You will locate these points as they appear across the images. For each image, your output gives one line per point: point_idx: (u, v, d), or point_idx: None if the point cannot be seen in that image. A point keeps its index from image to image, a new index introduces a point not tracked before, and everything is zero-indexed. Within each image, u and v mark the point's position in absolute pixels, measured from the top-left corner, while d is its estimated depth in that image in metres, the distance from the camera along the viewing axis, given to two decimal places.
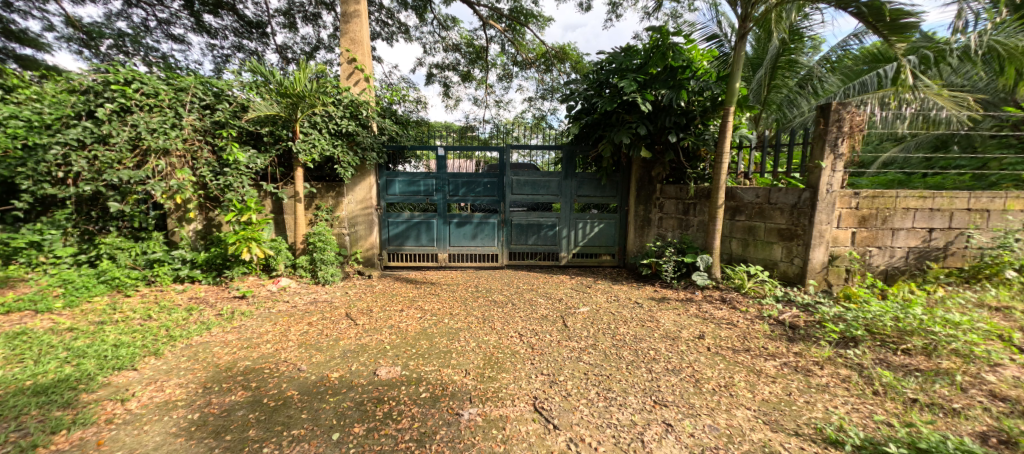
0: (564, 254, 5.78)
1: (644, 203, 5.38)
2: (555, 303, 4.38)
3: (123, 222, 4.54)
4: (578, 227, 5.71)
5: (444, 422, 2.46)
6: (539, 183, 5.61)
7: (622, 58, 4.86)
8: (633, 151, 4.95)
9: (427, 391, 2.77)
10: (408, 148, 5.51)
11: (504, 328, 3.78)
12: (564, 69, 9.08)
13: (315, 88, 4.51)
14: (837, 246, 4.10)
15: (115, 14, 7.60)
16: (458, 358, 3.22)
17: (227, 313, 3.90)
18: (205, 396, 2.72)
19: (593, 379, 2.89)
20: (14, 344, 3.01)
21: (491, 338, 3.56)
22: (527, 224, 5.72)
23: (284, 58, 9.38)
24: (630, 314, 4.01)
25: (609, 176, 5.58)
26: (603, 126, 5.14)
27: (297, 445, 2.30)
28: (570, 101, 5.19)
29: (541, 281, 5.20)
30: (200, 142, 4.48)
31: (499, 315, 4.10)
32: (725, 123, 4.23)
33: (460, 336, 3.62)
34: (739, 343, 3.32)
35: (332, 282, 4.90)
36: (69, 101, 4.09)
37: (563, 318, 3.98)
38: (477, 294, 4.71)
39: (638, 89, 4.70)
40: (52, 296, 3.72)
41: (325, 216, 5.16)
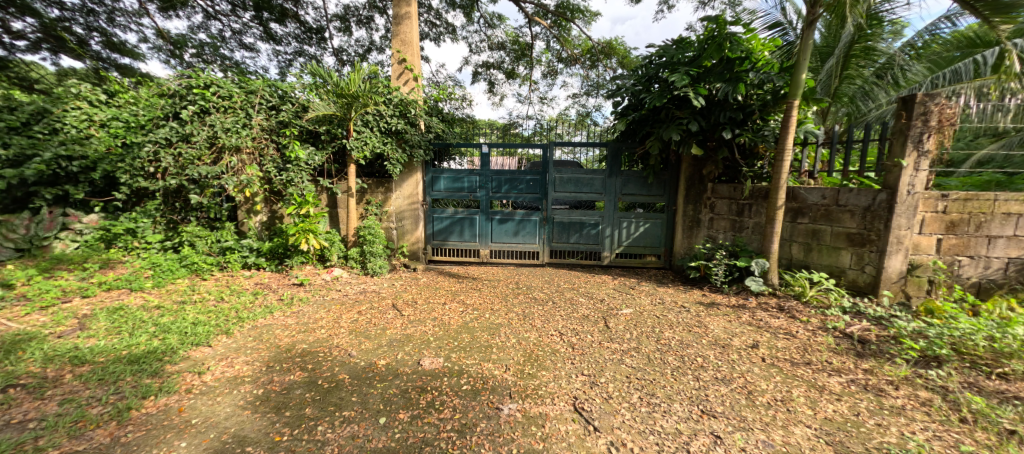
0: (607, 253, 5.72)
1: (694, 203, 5.20)
2: (596, 303, 4.36)
3: (201, 213, 5.01)
4: (623, 227, 5.63)
5: (484, 415, 2.55)
6: (584, 181, 5.59)
7: (673, 51, 4.73)
8: (683, 148, 4.80)
9: (468, 384, 2.87)
10: (453, 146, 5.63)
11: (544, 326, 3.82)
12: (610, 65, 8.93)
13: (367, 89, 4.77)
14: (918, 254, 3.80)
15: (197, 26, 8.34)
16: (498, 353, 3.31)
17: (287, 298, 4.23)
18: (268, 374, 2.98)
19: (635, 382, 2.87)
20: (113, 317, 3.44)
21: (532, 335, 3.62)
22: (569, 222, 5.70)
23: (340, 61, 9.93)
24: (676, 318, 3.91)
25: (657, 175, 5.45)
26: (650, 122, 5.03)
27: (348, 426, 2.46)
28: (617, 96, 5.10)
29: (583, 280, 5.19)
30: (266, 140, 4.86)
31: (540, 312, 4.14)
32: (787, 118, 4.03)
33: (500, 331, 3.71)
34: (797, 355, 3.16)
35: (380, 274, 5.16)
36: (159, 103, 4.60)
37: (605, 319, 3.96)
38: (518, 291, 4.77)
39: (691, 83, 4.54)
40: (143, 277, 4.19)
41: (374, 210, 5.46)
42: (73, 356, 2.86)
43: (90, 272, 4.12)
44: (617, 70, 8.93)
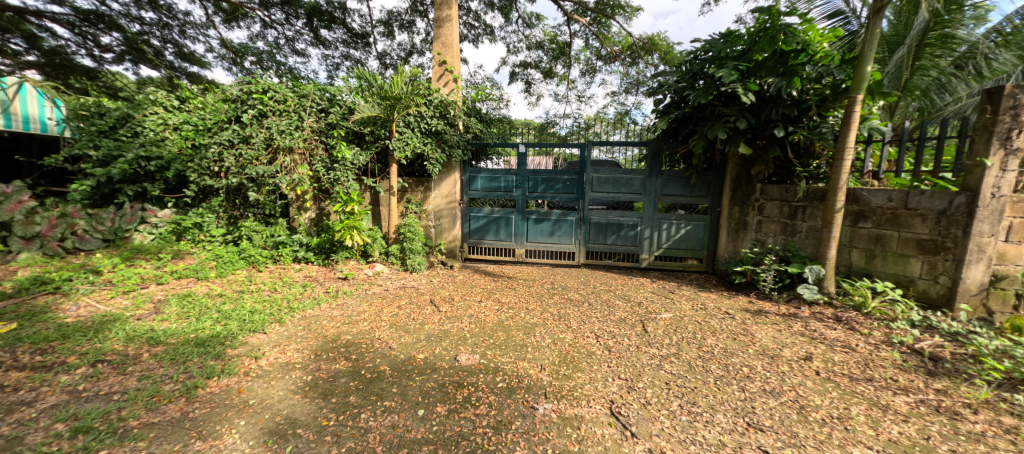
0: (645, 255, 5.63)
1: (741, 205, 5.03)
2: (634, 307, 4.30)
3: (258, 210, 5.41)
4: (662, 228, 5.52)
5: (519, 413, 2.60)
6: (623, 181, 5.53)
7: (721, 45, 4.58)
8: (730, 146, 4.64)
9: (504, 382, 2.93)
10: (491, 145, 5.72)
11: (580, 327, 3.82)
12: (651, 61, 8.74)
13: (409, 90, 4.93)
14: (1004, 265, 3.49)
15: (256, 35, 8.93)
16: (534, 353, 3.34)
17: (332, 291, 4.46)
18: (316, 362, 3.16)
19: (676, 390, 2.82)
20: (183, 303, 3.78)
21: (567, 336, 3.63)
22: (606, 223, 5.66)
23: (383, 64, 10.31)
24: (720, 325, 3.80)
25: (700, 175, 5.31)
26: (695, 120, 4.91)
27: (388, 416, 2.57)
28: (659, 94, 4.99)
29: (620, 282, 5.14)
30: (316, 141, 5.13)
31: (575, 313, 4.14)
32: (848, 115, 3.83)
33: (536, 331, 3.74)
34: (857, 371, 3.00)
35: (418, 270, 5.33)
36: (223, 108, 5.03)
37: (643, 323, 3.91)
38: (553, 291, 4.79)
39: (739, 79, 4.38)
40: (208, 267, 4.56)
41: (414, 209, 5.60)
42: (150, 337, 3.17)
43: (163, 262, 4.58)
44: (660, 66, 8.72)
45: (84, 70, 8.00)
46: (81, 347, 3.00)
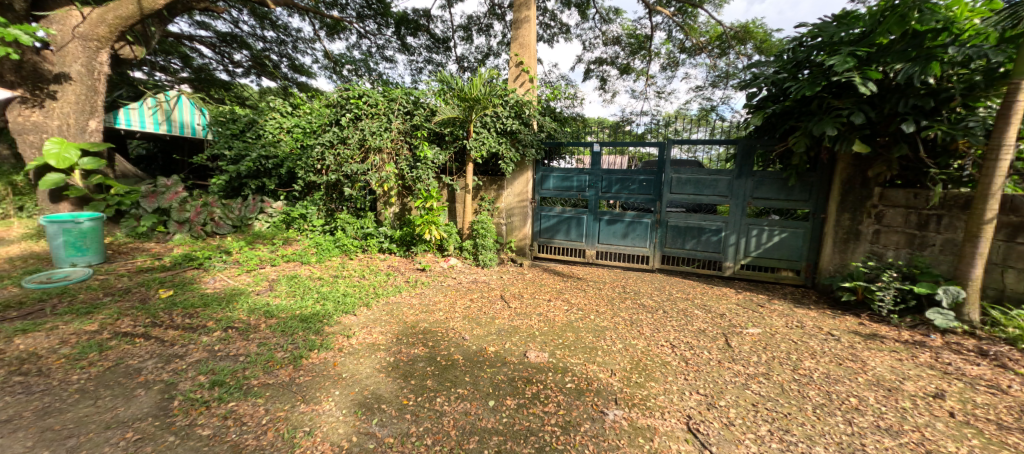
0: (729, 264, 5.30)
1: (852, 211, 4.47)
2: (715, 318, 4.10)
3: (350, 204, 5.99)
4: (751, 235, 5.17)
5: (589, 416, 2.62)
6: (705, 182, 5.24)
7: (833, 28, 4.13)
8: (841, 144, 4.14)
9: (573, 383, 2.97)
10: (565, 145, 5.71)
11: (653, 335, 3.73)
12: (743, 51, 8.14)
13: (487, 92, 5.13)
14: None
15: (353, 45, 9.82)
16: (604, 356, 3.34)
17: (412, 281, 4.81)
18: (397, 345, 3.45)
19: (764, 413, 2.65)
20: (290, 283, 4.33)
21: (639, 343, 3.57)
22: (685, 227, 5.42)
23: (461, 67, 10.79)
24: (821, 347, 3.48)
25: (800, 176, 4.84)
26: (796, 115, 4.46)
27: (462, 403, 2.74)
28: (753, 86, 4.66)
29: (700, 291, 4.90)
30: (401, 142, 5.54)
31: (649, 320, 4.04)
32: (1008, 106, 3.31)
33: (606, 334, 3.72)
34: (1008, 418, 2.58)
35: (490, 266, 5.54)
36: (326, 113, 5.66)
37: (726, 336, 3.71)
38: (625, 295, 4.70)
39: (856, 67, 3.92)
40: (310, 253, 5.17)
41: (487, 206, 5.84)
42: (265, 310, 3.70)
43: (275, 246, 5.30)
44: (752, 57, 8.09)
45: (221, 83, 9.44)
46: (216, 314, 3.59)
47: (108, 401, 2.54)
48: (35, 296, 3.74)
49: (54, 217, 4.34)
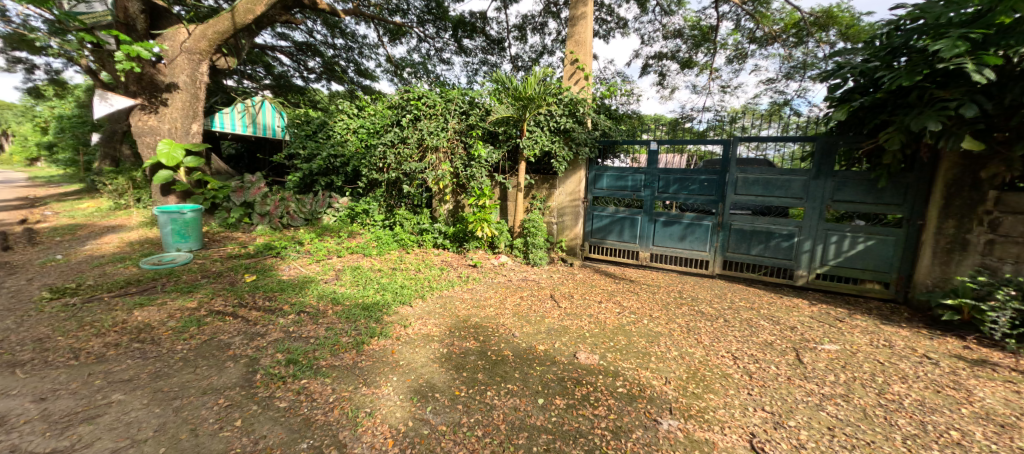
0: (802, 273, 4.96)
1: (959, 217, 3.96)
2: (783, 330, 3.86)
3: (408, 200, 6.28)
4: (829, 242, 4.79)
5: (641, 424, 2.59)
6: (776, 183, 4.93)
7: (939, 7, 3.68)
8: (945, 140, 3.72)
9: (624, 387, 2.95)
10: (620, 143, 5.58)
11: (712, 344, 3.58)
12: (823, 39, 7.50)
13: (541, 91, 5.18)
14: None
15: (414, 48, 10.25)
16: (657, 363, 3.27)
17: (464, 276, 4.97)
18: (451, 337, 3.60)
19: (841, 438, 2.47)
20: (354, 273, 4.64)
21: (697, 352, 3.44)
22: (751, 231, 5.13)
23: (516, 67, 10.90)
24: (915, 371, 3.16)
25: (892, 176, 4.41)
26: (890, 108, 4.06)
27: (511, 398, 2.80)
28: (837, 77, 4.32)
29: (767, 301, 4.62)
30: (457, 141, 5.71)
31: (708, 329, 3.88)
32: None
33: (660, 340, 3.64)
34: None
35: (540, 265, 5.57)
36: (388, 114, 5.98)
37: (797, 351, 3.48)
38: (682, 301, 4.54)
39: (968, 52, 3.48)
40: (371, 247, 5.50)
41: (539, 205, 5.88)
42: (333, 297, 4.01)
43: (341, 239, 5.69)
44: (834, 45, 7.44)
45: (297, 88, 10.26)
46: (291, 298, 3.95)
47: (204, 370, 2.89)
48: (148, 275, 4.34)
49: (165, 208, 5.00)
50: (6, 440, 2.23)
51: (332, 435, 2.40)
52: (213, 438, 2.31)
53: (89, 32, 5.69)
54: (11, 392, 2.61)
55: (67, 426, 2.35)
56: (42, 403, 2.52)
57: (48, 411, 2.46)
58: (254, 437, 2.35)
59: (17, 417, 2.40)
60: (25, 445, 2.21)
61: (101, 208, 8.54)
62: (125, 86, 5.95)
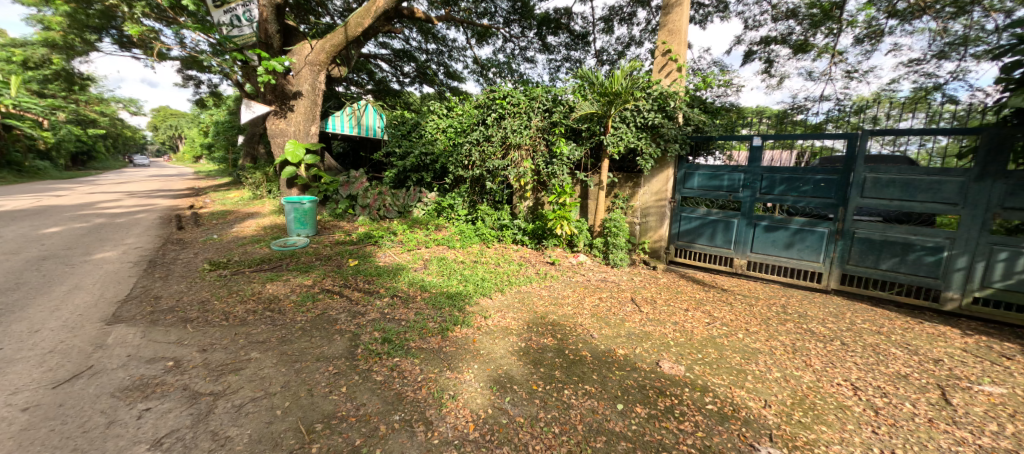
0: (954, 296, 4.18)
1: None
2: (921, 362, 3.29)
3: (490, 196, 6.47)
4: (994, 260, 3.96)
5: (736, 447, 2.37)
6: (919, 185, 4.18)
7: None
8: None
9: (714, 404, 2.73)
10: (717, 139, 5.14)
11: (824, 370, 3.15)
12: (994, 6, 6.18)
13: (629, 85, 4.97)
14: None
15: (499, 48, 10.48)
16: (756, 383, 2.97)
17: (542, 273, 4.96)
18: (529, 332, 3.62)
19: None
20: (440, 264, 4.88)
21: (806, 376, 3.06)
22: (883, 242, 4.41)
23: (600, 61, 10.63)
24: None
25: None
26: None
27: (589, 400, 2.74)
28: (1016, 53, 3.54)
29: (899, 325, 3.96)
30: (540, 138, 5.70)
31: (819, 351, 3.43)
32: None
33: (758, 357, 3.31)
34: None
35: (620, 266, 5.38)
36: (475, 113, 6.19)
37: (944, 390, 2.93)
38: (786, 317, 4.06)
39: None
40: (455, 240, 5.75)
41: (621, 204, 5.65)
42: (421, 285, 4.27)
43: (428, 231, 6.02)
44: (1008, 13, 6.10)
45: (393, 92, 11.07)
46: (386, 283, 4.28)
47: (317, 340, 3.25)
48: (276, 256, 5.00)
49: (290, 198, 5.70)
50: (181, 379, 2.73)
51: (420, 412, 2.54)
52: (325, 400, 2.59)
53: (239, 51, 6.70)
54: (184, 342, 3.18)
55: (221, 374, 2.80)
56: (204, 353, 3.03)
57: (208, 361, 2.96)
58: (356, 403, 2.58)
59: (187, 363, 2.92)
60: (193, 385, 2.68)
61: (242, 197, 10.08)
62: (263, 94, 6.92)
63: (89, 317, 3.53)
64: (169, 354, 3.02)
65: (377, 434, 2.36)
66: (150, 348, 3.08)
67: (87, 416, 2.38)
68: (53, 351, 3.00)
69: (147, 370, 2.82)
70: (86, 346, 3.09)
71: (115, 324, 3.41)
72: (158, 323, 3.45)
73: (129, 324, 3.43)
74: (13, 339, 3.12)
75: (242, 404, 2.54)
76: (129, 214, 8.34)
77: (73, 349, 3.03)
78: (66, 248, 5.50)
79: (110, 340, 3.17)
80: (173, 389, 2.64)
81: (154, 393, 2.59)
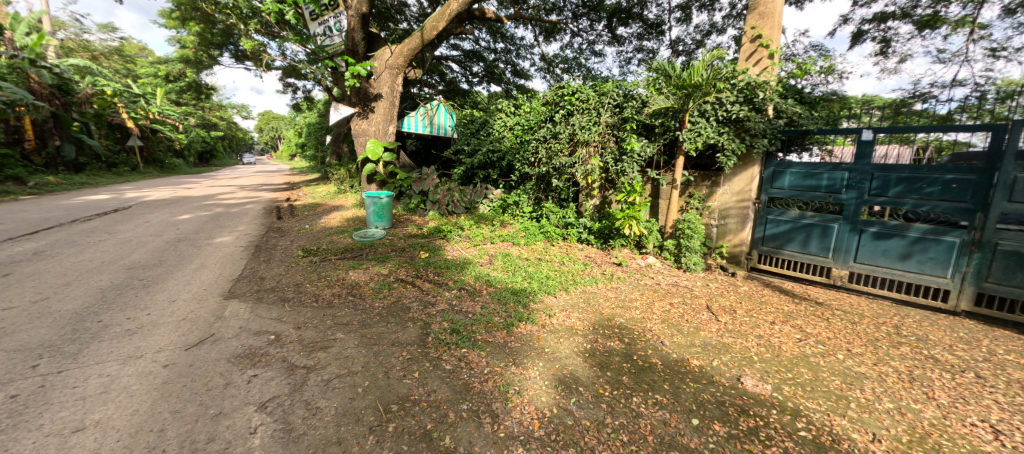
0: None
1: None
2: None
3: (555, 194, 6.38)
4: None
5: None
6: None
7: None
8: None
9: (808, 431, 2.42)
10: (814, 133, 4.54)
11: (952, 406, 2.66)
12: None
13: (711, 76, 4.60)
14: None
15: (567, 44, 10.29)
16: (862, 413, 2.59)
17: (608, 274, 4.76)
18: (595, 334, 3.47)
19: None
20: (505, 260, 4.88)
21: (928, 412, 2.60)
22: None
23: (675, 52, 10.03)
24: None
25: None
26: None
27: (660, 410, 2.55)
28: None
29: None
30: (609, 135, 5.49)
31: (945, 382, 2.91)
32: None
33: (864, 384, 2.88)
34: None
35: (693, 271, 5.03)
36: (543, 111, 6.13)
37: None
38: (899, 340, 3.50)
39: None
40: (520, 236, 5.73)
41: (696, 204, 5.22)
42: (486, 279, 4.29)
43: (494, 228, 6.07)
44: None
45: (462, 92, 11.35)
46: (454, 275, 4.37)
47: (392, 325, 3.38)
48: (357, 245, 5.31)
49: (370, 193, 6.03)
50: (281, 351, 2.98)
51: (486, 404, 2.54)
52: (400, 383, 2.68)
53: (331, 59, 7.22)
54: (283, 319, 3.47)
55: (312, 349, 3.01)
56: (299, 330, 3.28)
57: (302, 337, 3.20)
58: (427, 389, 2.64)
59: (286, 337, 3.18)
60: (291, 357, 2.91)
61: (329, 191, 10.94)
62: (349, 97, 7.41)
63: (211, 291, 4.00)
64: (271, 328, 3.31)
65: (447, 421, 2.39)
66: (257, 322, 3.40)
67: (209, 377, 2.67)
68: (184, 319, 3.42)
69: (255, 341, 3.12)
70: (209, 316, 3.49)
71: (230, 299, 3.82)
72: (263, 300, 3.82)
73: (241, 300, 3.82)
74: (156, 307, 3.63)
75: (330, 379, 2.70)
76: (241, 204, 9.40)
77: (199, 318, 3.44)
78: (195, 232, 6.34)
79: (226, 313, 3.56)
80: (275, 360, 2.88)
81: (261, 362, 2.85)
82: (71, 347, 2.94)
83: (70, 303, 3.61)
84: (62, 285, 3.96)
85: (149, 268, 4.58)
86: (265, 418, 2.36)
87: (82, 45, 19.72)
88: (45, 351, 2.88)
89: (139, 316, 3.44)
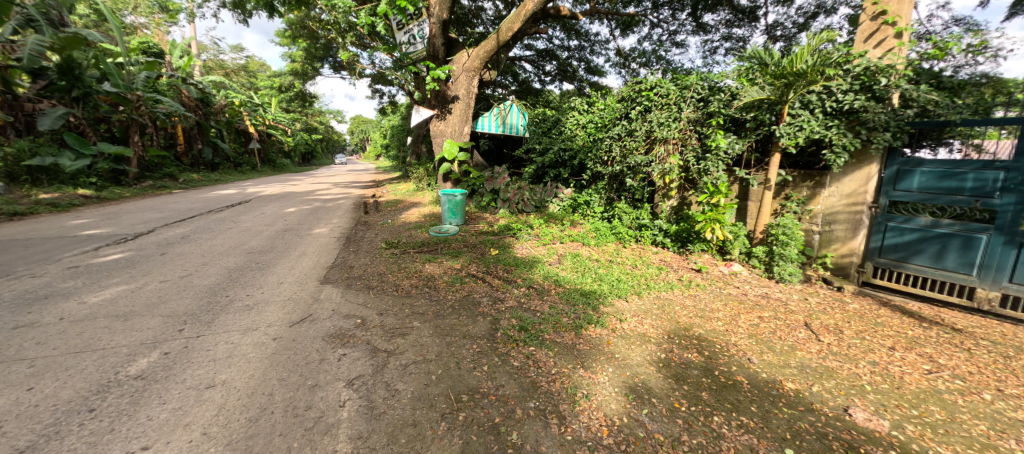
0: None
1: None
2: None
3: (628, 194, 6.04)
4: None
5: None
6: None
7: None
8: None
9: None
10: (956, 125, 3.78)
11: None
12: None
13: (818, 62, 4.02)
14: None
15: (645, 36, 9.78)
16: None
17: (686, 281, 4.40)
18: (671, 343, 3.19)
19: None
20: (575, 260, 4.72)
21: None
22: None
23: (771, 37, 9.05)
24: None
25: None
26: None
27: (746, 434, 2.26)
28: None
29: None
30: (691, 131, 5.06)
31: None
32: None
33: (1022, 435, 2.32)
34: None
35: (788, 282, 4.44)
36: (619, 107, 5.85)
37: None
38: None
39: None
40: (590, 236, 5.53)
41: (794, 207, 4.62)
42: (555, 279, 4.18)
43: (564, 227, 5.92)
44: None
45: (534, 91, 11.31)
46: (524, 273, 4.31)
47: (464, 318, 3.40)
48: (433, 240, 5.48)
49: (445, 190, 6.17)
50: (365, 334, 3.12)
51: (554, 405, 2.42)
52: (470, 374, 2.66)
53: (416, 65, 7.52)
54: (368, 305, 3.65)
55: (392, 335, 3.12)
56: (381, 316, 3.42)
57: (384, 323, 3.33)
58: (496, 383, 2.59)
59: (371, 321, 3.33)
60: (374, 341, 3.04)
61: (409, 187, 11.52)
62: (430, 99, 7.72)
63: (310, 276, 4.36)
64: (358, 313, 3.50)
65: (514, 417, 2.32)
66: (347, 306, 3.61)
67: (307, 351, 2.87)
68: (289, 299, 3.74)
69: (344, 323, 3.30)
70: (308, 297, 3.78)
71: (325, 284, 4.12)
72: (352, 286, 4.07)
73: (334, 285, 4.10)
74: (267, 286, 4.02)
75: (407, 364, 2.76)
76: (336, 199, 10.24)
77: (301, 299, 3.75)
78: (299, 223, 7.01)
79: (322, 295, 3.84)
80: (360, 341, 3.02)
81: (349, 342, 3.00)
82: (206, 316, 3.34)
83: (207, 279, 4.13)
84: (200, 264, 4.55)
85: (264, 253, 5.11)
86: (352, 393, 2.46)
87: (217, 64, 22.97)
88: (188, 318, 3.30)
89: (256, 293, 3.83)
